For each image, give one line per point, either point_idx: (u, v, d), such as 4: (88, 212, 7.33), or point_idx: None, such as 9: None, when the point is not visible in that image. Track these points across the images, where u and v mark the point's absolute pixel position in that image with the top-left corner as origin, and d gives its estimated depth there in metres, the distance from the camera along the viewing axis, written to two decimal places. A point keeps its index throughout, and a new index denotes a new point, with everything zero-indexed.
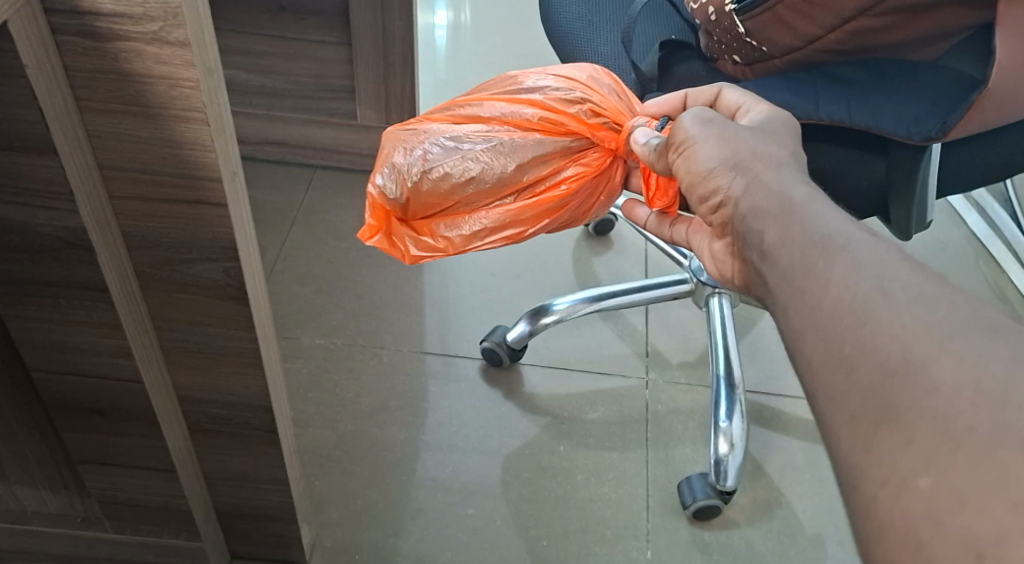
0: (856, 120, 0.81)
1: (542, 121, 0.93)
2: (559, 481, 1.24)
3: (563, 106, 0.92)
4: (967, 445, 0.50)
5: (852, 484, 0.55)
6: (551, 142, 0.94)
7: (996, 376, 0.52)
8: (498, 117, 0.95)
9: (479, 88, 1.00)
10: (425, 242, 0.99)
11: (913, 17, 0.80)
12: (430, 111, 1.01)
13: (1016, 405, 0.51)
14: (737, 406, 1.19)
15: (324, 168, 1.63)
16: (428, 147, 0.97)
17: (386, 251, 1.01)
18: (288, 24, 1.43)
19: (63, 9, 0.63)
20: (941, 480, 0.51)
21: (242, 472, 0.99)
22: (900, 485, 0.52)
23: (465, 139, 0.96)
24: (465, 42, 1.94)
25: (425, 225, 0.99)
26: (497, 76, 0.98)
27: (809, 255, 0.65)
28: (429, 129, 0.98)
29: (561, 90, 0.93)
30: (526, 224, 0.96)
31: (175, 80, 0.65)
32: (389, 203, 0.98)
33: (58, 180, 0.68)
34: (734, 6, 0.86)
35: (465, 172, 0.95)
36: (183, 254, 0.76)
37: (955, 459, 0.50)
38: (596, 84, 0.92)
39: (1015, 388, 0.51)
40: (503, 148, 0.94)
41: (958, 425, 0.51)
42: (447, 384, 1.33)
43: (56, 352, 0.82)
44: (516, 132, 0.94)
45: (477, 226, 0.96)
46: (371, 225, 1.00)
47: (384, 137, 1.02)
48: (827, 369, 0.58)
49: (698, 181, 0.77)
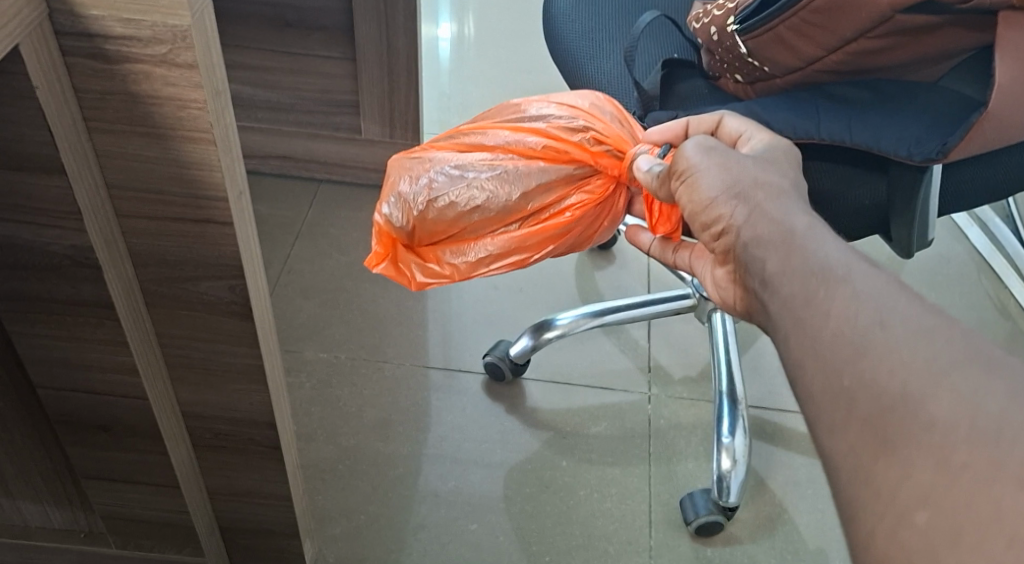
0: (856, 140, 0.81)
1: (546, 149, 0.94)
2: (562, 497, 1.24)
3: (565, 134, 0.93)
4: (962, 482, 0.52)
5: (851, 515, 0.56)
6: (554, 170, 0.94)
7: (993, 411, 0.54)
8: (501, 145, 0.95)
9: (483, 117, 1.01)
10: (431, 269, 0.99)
11: (914, 39, 0.80)
12: (434, 139, 1.02)
13: (1011, 441, 0.52)
14: (740, 422, 1.19)
15: (328, 182, 1.64)
16: (433, 175, 0.97)
17: (392, 277, 1.02)
18: (293, 40, 1.44)
19: (72, 32, 0.63)
20: (937, 516, 0.52)
21: (245, 488, 0.99)
22: (897, 518, 0.54)
23: (470, 167, 0.96)
24: (469, 55, 1.96)
25: (430, 252, 1.00)
26: (501, 104, 1.00)
27: (811, 285, 0.66)
28: (434, 158, 0.99)
29: (564, 118, 0.94)
30: (531, 251, 0.97)
31: (182, 101, 0.66)
32: (396, 231, 0.99)
33: (67, 199, 0.69)
34: (738, 26, 0.87)
35: (471, 201, 0.95)
36: (188, 272, 0.77)
37: (951, 496, 0.52)
38: (598, 111, 0.93)
39: (1011, 423, 0.53)
40: (507, 176, 0.94)
41: (954, 461, 0.53)
42: (450, 399, 1.34)
43: (62, 369, 0.83)
44: (520, 160, 0.95)
45: (482, 253, 0.97)
46: (378, 252, 1.02)
47: (390, 165, 1.03)
48: (826, 401, 0.60)
49: (699, 210, 0.77)
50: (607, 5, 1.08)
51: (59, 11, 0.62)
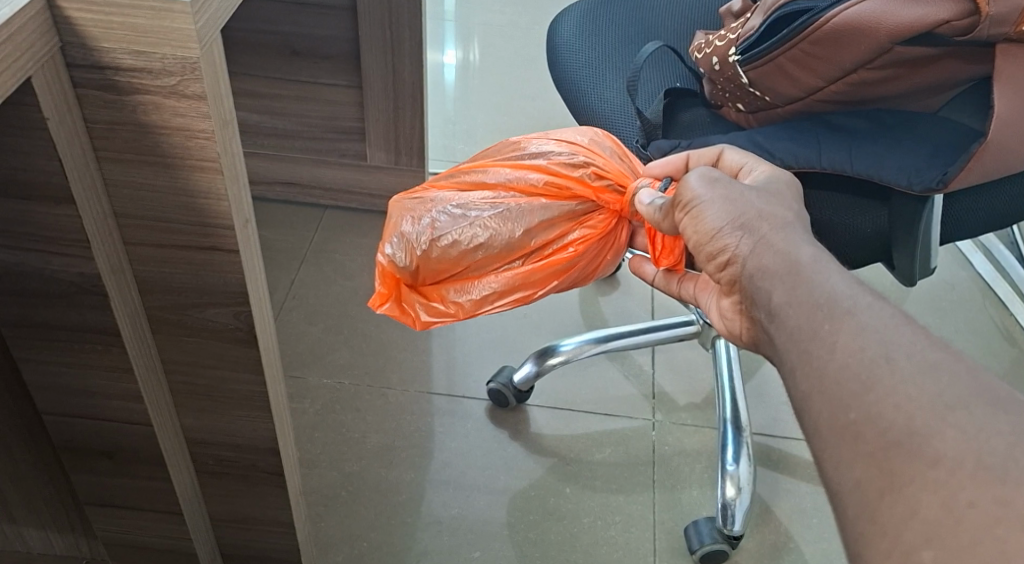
0: (858, 169, 0.82)
1: (547, 186, 0.95)
2: (566, 524, 1.24)
3: (566, 170, 0.94)
4: (967, 520, 0.53)
5: (858, 552, 0.57)
6: (556, 206, 0.95)
7: (997, 450, 0.55)
8: (503, 183, 0.96)
9: (482, 155, 1.02)
10: (434, 308, 0.99)
11: (913, 70, 0.81)
12: (434, 179, 1.03)
13: (1015, 481, 0.54)
14: (743, 449, 1.19)
15: (333, 208, 1.65)
16: (435, 216, 0.98)
17: (396, 317, 1.02)
18: (300, 68, 1.46)
19: (84, 64, 0.64)
20: (944, 555, 0.53)
21: (246, 514, 0.99)
22: (903, 556, 0.55)
23: (472, 207, 0.97)
24: (473, 81, 1.97)
25: (434, 291, 0.99)
26: (500, 142, 1.01)
27: (817, 317, 0.66)
28: (435, 198, 0.99)
29: (564, 155, 0.95)
30: (535, 287, 0.97)
31: (191, 131, 0.67)
32: (399, 271, 0.98)
33: (75, 228, 0.69)
34: (739, 56, 0.88)
35: (474, 239, 0.96)
36: (194, 298, 0.78)
37: (957, 535, 0.53)
38: (598, 148, 0.94)
39: (1015, 464, 0.54)
40: (509, 214, 0.95)
41: (959, 500, 0.54)
42: (453, 424, 1.34)
43: (68, 395, 0.83)
44: (522, 197, 0.95)
45: (486, 290, 0.97)
46: (380, 293, 1.01)
47: (391, 206, 1.04)
48: (833, 438, 0.61)
49: (704, 240, 0.77)
50: (610, 36, 1.09)
51: (72, 45, 0.63)
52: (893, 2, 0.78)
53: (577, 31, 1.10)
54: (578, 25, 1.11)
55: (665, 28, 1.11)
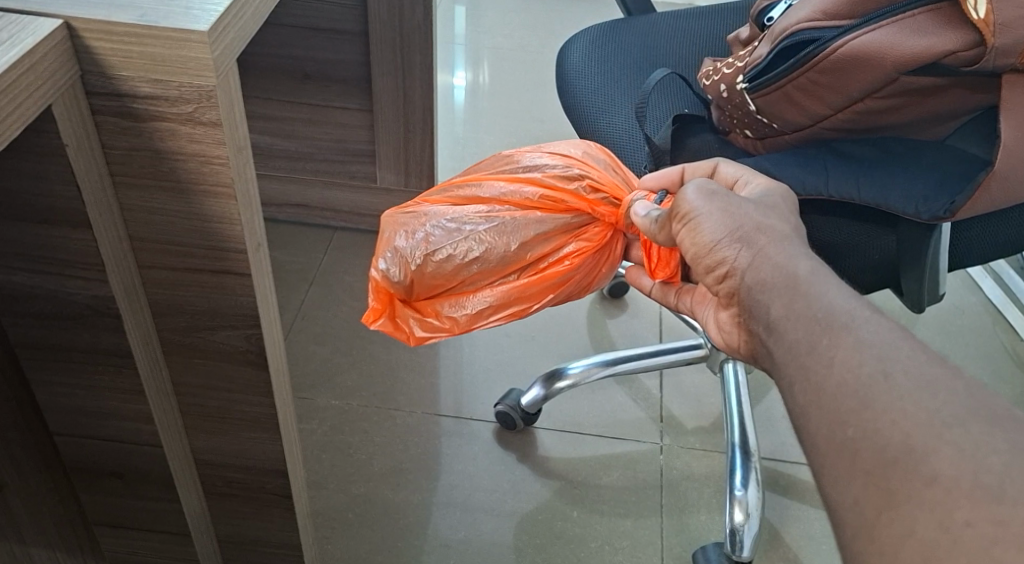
0: (864, 197, 0.82)
1: (543, 199, 0.95)
2: (572, 548, 1.23)
3: (562, 183, 0.95)
4: (963, 540, 0.54)
5: None
6: (552, 219, 0.95)
7: (994, 469, 0.55)
8: (497, 197, 0.96)
9: (473, 169, 1.02)
10: (430, 323, 0.98)
11: (918, 100, 0.82)
12: (426, 194, 1.02)
13: (1013, 499, 0.54)
14: (752, 474, 1.18)
15: (342, 229, 1.66)
16: (429, 230, 0.97)
17: (389, 334, 1.00)
18: (313, 91, 1.47)
19: (104, 92, 0.65)
20: None
21: (256, 536, 1.00)
22: None
23: (466, 220, 0.96)
24: (482, 103, 1.99)
25: (428, 306, 0.99)
26: (491, 157, 1.01)
27: (815, 332, 0.66)
28: (429, 212, 0.98)
29: (558, 167, 0.96)
30: (530, 301, 0.97)
31: (207, 158, 0.68)
32: (394, 286, 0.97)
33: (91, 253, 0.70)
34: (745, 85, 0.90)
35: (469, 253, 0.95)
36: (206, 321, 0.78)
37: (954, 556, 0.54)
38: (592, 160, 0.96)
39: (1012, 483, 0.54)
40: (505, 227, 0.95)
41: (956, 519, 0.55)
42: (462, 445, 1.34)
43: (80, 416, 0.84)
44: (517, 211, 0.95)
45: (481, 305, 0.97)
46: (373, 309, 0.99)
47: (382, 221, 1.02)
48: (830, 456, 0.61)
49: (703, 253, 0.77)
50: (619, 62, 1.11)
51: (92, 73, 0.64)
52: (898, 33, 0.79)
53: (585, 59, 1.11)
54: (587, 52, 1.12)
55: (673, 55, 1.12)
